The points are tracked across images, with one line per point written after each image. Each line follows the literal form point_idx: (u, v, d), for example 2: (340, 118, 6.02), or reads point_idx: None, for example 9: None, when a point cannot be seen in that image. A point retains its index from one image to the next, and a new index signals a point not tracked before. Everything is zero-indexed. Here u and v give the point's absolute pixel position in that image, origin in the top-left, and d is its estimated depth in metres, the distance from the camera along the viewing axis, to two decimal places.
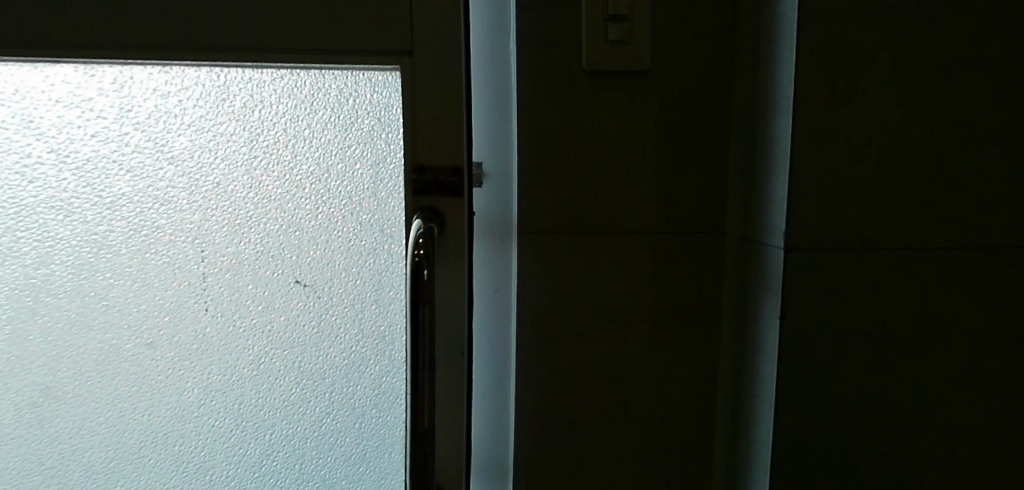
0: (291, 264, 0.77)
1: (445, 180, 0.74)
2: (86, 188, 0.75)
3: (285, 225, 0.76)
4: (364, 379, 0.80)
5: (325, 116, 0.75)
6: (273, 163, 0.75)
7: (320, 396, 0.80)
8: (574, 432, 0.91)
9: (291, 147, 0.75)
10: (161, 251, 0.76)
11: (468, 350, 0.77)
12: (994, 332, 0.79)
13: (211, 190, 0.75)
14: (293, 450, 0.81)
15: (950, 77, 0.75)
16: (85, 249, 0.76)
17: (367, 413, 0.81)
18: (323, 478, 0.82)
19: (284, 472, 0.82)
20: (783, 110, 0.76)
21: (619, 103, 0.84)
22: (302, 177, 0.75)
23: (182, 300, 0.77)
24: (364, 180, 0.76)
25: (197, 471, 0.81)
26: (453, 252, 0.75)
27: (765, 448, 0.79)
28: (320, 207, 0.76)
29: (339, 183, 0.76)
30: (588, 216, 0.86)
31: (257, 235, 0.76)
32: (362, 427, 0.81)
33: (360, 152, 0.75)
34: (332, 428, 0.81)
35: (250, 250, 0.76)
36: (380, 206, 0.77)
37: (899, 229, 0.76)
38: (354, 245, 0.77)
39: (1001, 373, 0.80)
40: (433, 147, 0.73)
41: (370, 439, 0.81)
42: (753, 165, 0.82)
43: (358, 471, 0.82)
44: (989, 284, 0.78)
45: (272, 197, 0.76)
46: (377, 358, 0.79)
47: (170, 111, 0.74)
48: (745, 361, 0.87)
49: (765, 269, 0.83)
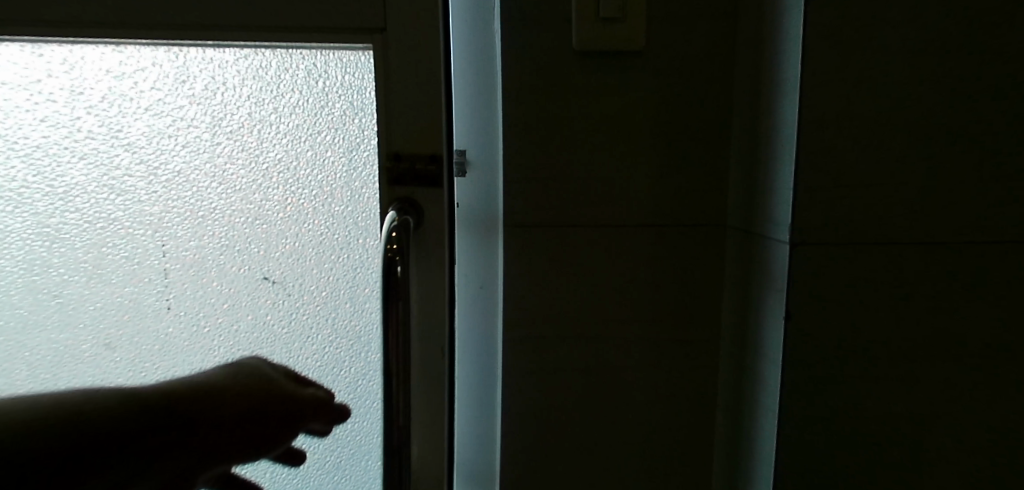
0: (258, 259, 0.73)
1: (423, 170, 0.72)
2: (36, 177, 0.69)
3: (254, 219, 0.72)
4: (338, 384, 0.77)
5: (293, 100, 0.71)
6: (238, 150, 0.71)
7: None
8: (570, 420, 0.91)
9: (258, 135, 0.71)
10: (117, 245, 0.71)
11: (449, 349, 0.76)
12: (1002, 326, 0.75)
13: (171, 180, 0.70)
14: (263, 457, 0.78)
15: (958, 62, 0.71)
16: (37, 243, 0.70)
17: (341, 418, 0.78)
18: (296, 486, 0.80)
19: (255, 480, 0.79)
20: (789, 102, 0.73)
21: (615, 87, 0.84)
22: (269, 165, 0.71)
23: (143, 299, 0.72)
24: (339, 171, 0.73)
25: None
26: (432, 245, 0.73)
27: (767, 448, 0.77)
28: (289, 198, 0.72)
29: (312, 175, 0.72)
30: (584, 203, 0.86)
31: (222, 228, 0.72)
32: (337, 432, 0.78)
33: (336, 142, 0.72)
34: (305, 434, 0.78)
35: (215, 244, 0.72)
36: (353, 197, 0.73)
37: (903, 219, 0.73)
38: (327, 240, 0.73)
39: (1008, 369, 0.76)
40: (411, 136, 0.71)
41: (346, 442, 0.79)
42: (753, 151, 0.80)
43: (333, 479, 0.80)
44: (997, 276, 0.74)
45: (238, 187, 0.71)
46: (353, 360, 0.77)
47: (125, 93, 0.68)
48: (741, 359, 0.84)
49: (763, 262, 0.79)
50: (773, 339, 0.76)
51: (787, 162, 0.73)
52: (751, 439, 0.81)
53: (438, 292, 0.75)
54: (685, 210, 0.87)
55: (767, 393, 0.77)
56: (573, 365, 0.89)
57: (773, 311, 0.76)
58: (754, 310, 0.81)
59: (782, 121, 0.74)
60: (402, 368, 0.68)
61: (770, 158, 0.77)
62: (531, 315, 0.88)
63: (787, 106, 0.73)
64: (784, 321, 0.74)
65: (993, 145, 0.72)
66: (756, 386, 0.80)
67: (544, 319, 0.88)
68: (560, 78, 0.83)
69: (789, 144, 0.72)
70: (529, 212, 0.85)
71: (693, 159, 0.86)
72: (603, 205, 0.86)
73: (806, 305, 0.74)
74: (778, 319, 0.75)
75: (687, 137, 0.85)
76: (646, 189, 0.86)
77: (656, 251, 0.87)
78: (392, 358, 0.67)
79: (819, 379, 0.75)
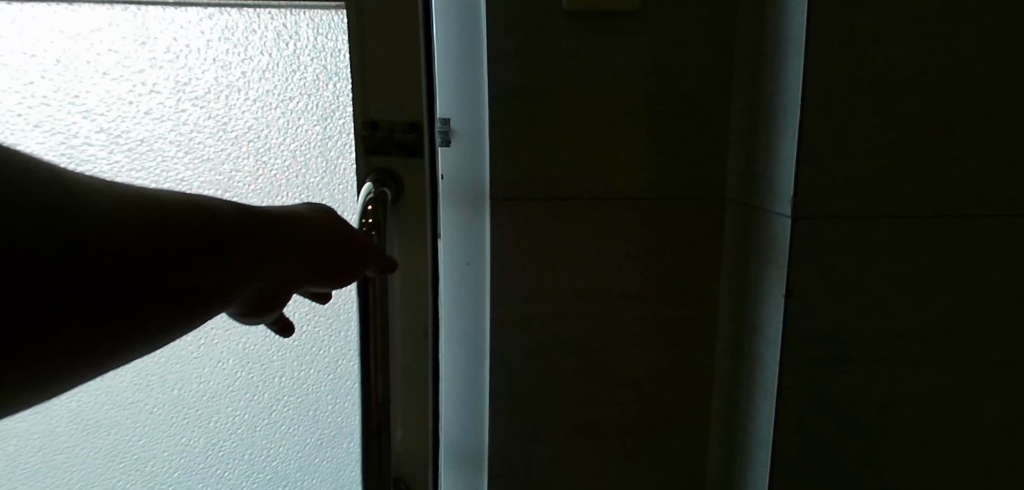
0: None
1: (402, 140, 0.67)
2: None
3: (224, 191, 0.68)
4: (317, 364, 0.74)
5: (262, 63, 0.66)
6: (204, 117, 0.66)
7: (269, 381, 0.73)
8: (562, 401, 0.88)
9: (227, 101, 0.66)
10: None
11: (433, 333, 0.71)
12: (1010, 304, 0.72)
13: (134, 149, 0.66)
14: (240, 440, 0.75)
15: (971, 24, 0.67)
16: None
17: (321, 400, 0.75)
18: (274, 470, 0.76)
19: (231, 465, 0.76)
20: (792, 67, 0.68)
21: (608, 51, 0.80)
22: (239, 133, 0.67)
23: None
24: (313, 140, 0.68)
25: (134, 462, 0.74)
26: (413, 219, 0.69)
27: (766, 430, 0.74)
28: (261, 169, 0.68)
29: (284, 143, 0.68)
30: (575, 175, 0.82)
31: None
32: (316, 415, 0.75)
33: (309, 109, 0.68)
34: (283, 416, 0.75)
35: None
36: (329, 168, 0.69)
37: (912, 191, 0.69)
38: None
39: (1014, 349, 0.73)
40: (389, 103, 0.66)
41: (327, 424, 0.75)
42: (755, 120, 0.76)
43: (313, 463, 0.76)
44: (1005, 251, 0.71)
45: (206, 157, 0.67)
46: (332, 339, 0.73)
47: (81, 56, 0.64)
48: (739, 338, 0.81)
49: (762, 237, 0.75)
50: (773, 318, 0.73)
51: (790, 131, 0.69)
52: (749, 421, 0.78)
53: (418, 269, 0.70)
54: (682, 183, 0.83)
55: (766, 373, 0.74)
56: (564, 345, 0.86)
57: (774, 288, 0.72)
58: (752, 287, 0.77)
59: (784, 88, 0.70)
60: (381, 349, 0.64)
61: (772, 127, 0.73)
62: (521, 292, 0.84)
63: (791, 71, 0.69)
64: (785, 299, 0.70)
65: (1004, 115, 0.69)
66: (755, 367, 0.77)
67: (534, 296, 0.85)
68: (551, 44, 0.79)
69: (793, 111, 0.68)
70: (518, 185, 0.82)
71: (690, 130, 0.82)
72: (595, 178, 0.82)
73: (809, 282, 0.70)
74: (779, 297, 0.71)
75: (685, 107, 0.81)
76: (641, 161, 0.82)
77: (651, 226, 0.84)
78: (370, 339, 0.64)
79: (820, 359, 0.72)
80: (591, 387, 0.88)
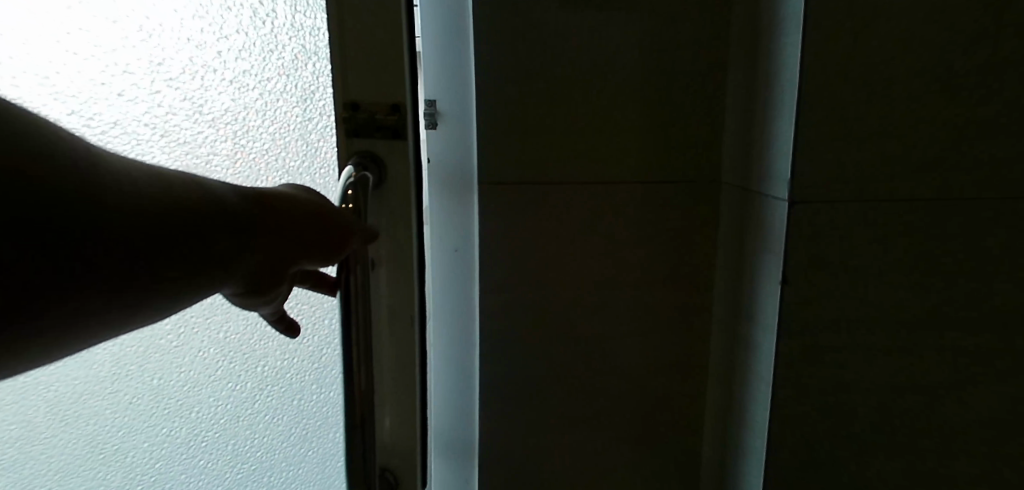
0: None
1: (384, 120, 0.64)
2: None
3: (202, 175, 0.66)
4: (300, 353, 0.72)
5: (239, 42, 0.64)
6: (180, 99, 0.64)
7: (251, 370, 0.72)
8: (555, 389, 0.86)
9: (202, 82, 0.64)
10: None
11: (419, 320, 0.69)
12: (1016, 288, 0.70)
13: (106, 132, 0.64)
14: (223, 430, 0.73)
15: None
16: None
17: (306, 389, 0.73)
18: (258, 460, 0.75)
19: (214, 455, 0.74)
20: (789, 45, 0.66)
21: (600, 29, 0.77)
22: (216, 115, 0.65)
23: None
24: (292, 121, 0.66)
25: (114, 453, 0.72)
26: (397, 204, 0.66)
27: (761, 418, 0.73)
28: (239, 152, 0.66)
29: (263, 126, 0.66)
30: (567, 158, 0.80)
31: None
32: (301, 404, 0.74)
33: (288, 89, 0.65)
34: (267, 406, 0.73)
35: None
36: (309, 151, 0.67)
37: (914, 172, 0.66)
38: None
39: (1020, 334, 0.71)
40: (370, 81, 0.64)
41: (311, 414, 0.74)
42: (751, 100, 0.74)
43: (298, 453, 0.75)
44: (1012, 234, 0.68)
45: (182, 140, 0.65)
46: (315, 327, 0.72)
47: (50, 35, 0.62)
48: (734, 326, 0.79)
49: (758, 221, 0.73)
50: (768, 306, 0.71)
51: (787, 112, 0.66)
52: (744, 410, 0.77)
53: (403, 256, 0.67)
54: (676, 168, 0.81)
55: (762, 362, 0.72)
56: (556, 335, 0.84)
57: (770, 275, 0.70)
58: (749, 274, 0.75)
59: (781, 67, 0.67)
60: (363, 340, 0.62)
61: (769, 109, 0.70)
62: (511, 280, 0.83)
63: (788, 50, 0.66)
64: (780, 286, 0.68)
65: (1012, 91, 0.66)
66: (752, 356, 0.75)
67: (525, 284, 0.83)
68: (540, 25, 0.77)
69: (789, 92, 0.66)
70: (507, 170, 0.80)
71: (684, 112, 0.79)
72: (587, 162, 0.80)
73: (806, 269, 0.68)
74: (775, 284, 0.69)
75: (679, 88, 0.79)
76: (634, 146, 0.80)
77: (644, 212, 0.81)
78: (352, 329, 0.61)
79: (818, 348, 0.70)
80: (584, 375, 0.86)
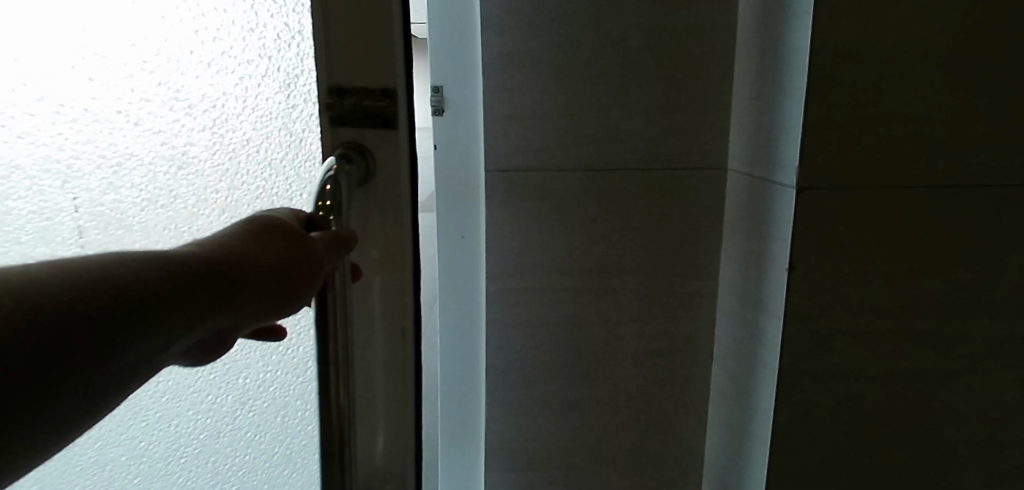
0: (185, 215, 0.55)
1: (371, 107, 0.54)
2: None
3: (179, 170, 0.55)
4: (286, 363, 0.62)
5: (218, 15, 0.53)
6: (151, 80, 0.53)
7: (232, 381, 0.62)
8: (559, 375, 0.86)
9: (178, 62, 0.53)
10: (19, 199, 0.54)
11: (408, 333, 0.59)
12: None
13: (75, 118, 0.53)
14: (202, 446, 0.63)
15: None
16: None
17: (291, 403, 0.63)
18: (241, 480, 0.65)
19: (189, 474, 0.64)
20: (800, 29, 0.65)
21: (606, 15, 0.77)
22: (195, 101, 0.54)
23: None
24: (274, 109, 0.55)
25: (82, 465, 0.64)
26: (385, 203, 0.56)
27: (767, 404, 0.73)
28: (220, 144, 0.55)
29: (244, 115, 0.55)
30: (572, 146, 0.79)
31: (141, 181, 0.54)
32: (286, 420, 0.63)
33: (269, 72, 0.55)
34: (249, 420, 0.63)
35: (134, 201, 0.54)
36: (295, 141, 0.56)
37: (924, 160, 0.66)
38: (265, 195, 0.57)
39: None
40: (354, 59, 0.54)
41: (296, 433, 0.63)
42: (760, 87, 0.73)
43: (283, 476, 0.65)
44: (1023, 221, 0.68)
45: (157, 128, 0.54)
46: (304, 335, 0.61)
47: None
48: (739, 313, 0.79)
49: (766, 209, 0.72)
50: (776, 292, 0.71)
51: (796, 98, 0.66)
52: (749, 397, 0.77)
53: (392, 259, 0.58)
54: (682, 155, 0.80)
55: (769, 348, 0.72)
56: (561, 321, 0.85)
57: (778, 261, 0.70)
58: (756, 261, 0.75)
59: (790, 52, 0.67)
60: (341, 353, 0.55)
61: (777, 94, 0.69)
62: (516, 266, 0.83)
63: (798, 34, 0.65)
64: (788, 272, 0.68)
65: None
66: (759, 343, 0.75)
67: (530, 270, 0.83)
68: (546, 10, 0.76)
69: (799, 76, 0.65)
70: (514, 157, 0.80)
71: (690, 98, 0.79)
72: (592, 148, 0.79)
73: (814, 256, 0.68)
74: (783, 270, 0.69)
75: (685, 73, 0.78)
76: (640, 132, 0.79)
77: (650, 199, 0.81)
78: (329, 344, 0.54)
79: (824, 335, 0.70)
80: (587, 362, 0.86)
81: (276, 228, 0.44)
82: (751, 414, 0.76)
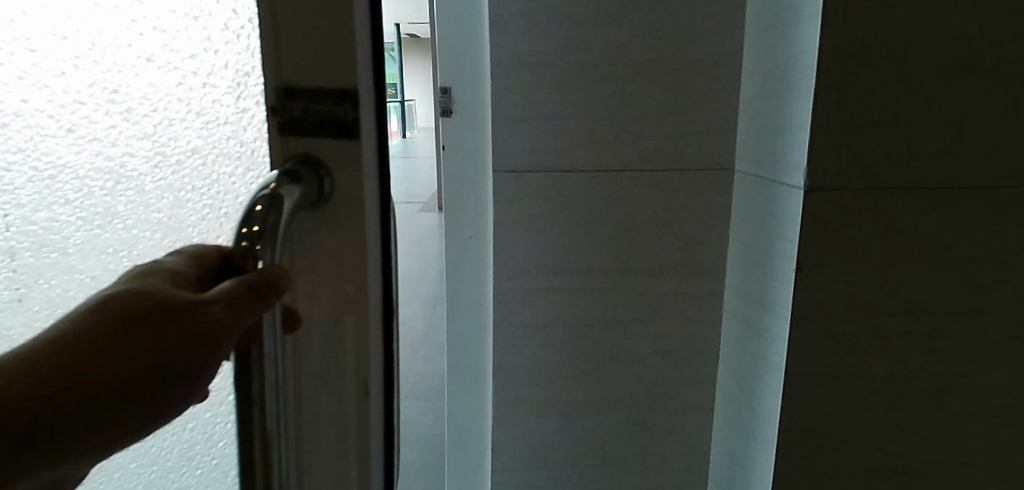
0: (112, 251, 0.38)
1: (324, 111, 0.36)
2: None
3: (115, 190, 0.38)
4: (163, 446, 0.42)
5: None
6: (74, 64, 0.36)
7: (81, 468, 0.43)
8: (565, 375, 0.86)
9: (107, 41, 0.36)
10: None
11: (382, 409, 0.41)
12: None
13: (0, 124, 0.37)
14: None
15: None
16: None
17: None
18: None
19: None
20: (808, 30, 0.65)
21: (614, 16, 0.77)
22: (127, 97, 0.37)
23: None
24: (224, 114, 0.37)
25: None
26: (345, 240, 0.38)
27: (773, 404, 0.74)
28: (162, 158, 0.38)
29: (188, 119, 0.37)
30: (579, 147, 0.80)
31: (60, 204, 0.38)
32: None
33: (212, 68, 0.37)
34: None
35: (51, 230, 0.38)
36: (250, 156, 0.38)
37: (931, 161, 0.66)
38: (215, 227, 0.39)
39: None
40: (304, 49, 0.36)
41: None
42: (767, 88, 0.73)
43: None
44: None
45: (77, 131, 0.37)
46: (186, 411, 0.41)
47: None
48: (746, 312, 0.79)
49: (772, 210, 0.73)
50: (783, 292, 0.71)
51: (803, 99, 0.66)
52: (756, 398, 0.77)
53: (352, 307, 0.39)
54: (689, 155, 0.80)
55: (776, 349, 0.73)
56: (567, 320, 0.85)
57: (785, 262, 0.70)
58: (763, 261, 0.75)
59: (798, 53, 0.67)
60: (269, 444, 0.37)
61: (784, 95, 0.70)
62: (523, 267, 0.83)
63: (806, 35, 0.65)
64: (795, 273, 0.69)
65: None
66: (766, 343, 0.75)
67: (537, 270, 0.83)
68: (553, 10, 0.77)
69: (806, 78, 0.65)
70: (522, 158, 0.80)
71: (697, 98, 0.79)
72: (599, 148, 0.80)
73: (821, 256, 0.68)
74: (790, 271, 0.69)
75: (692, 73, 0.78)
76: (646, 132, 0.79)
77: (657, 199, 0.81)
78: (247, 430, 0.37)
79: (831, 335, 0.70)
80: (594, 362, 0.86)
81: (111, 318, 0.31)
82: (758, 415, 0.77)
